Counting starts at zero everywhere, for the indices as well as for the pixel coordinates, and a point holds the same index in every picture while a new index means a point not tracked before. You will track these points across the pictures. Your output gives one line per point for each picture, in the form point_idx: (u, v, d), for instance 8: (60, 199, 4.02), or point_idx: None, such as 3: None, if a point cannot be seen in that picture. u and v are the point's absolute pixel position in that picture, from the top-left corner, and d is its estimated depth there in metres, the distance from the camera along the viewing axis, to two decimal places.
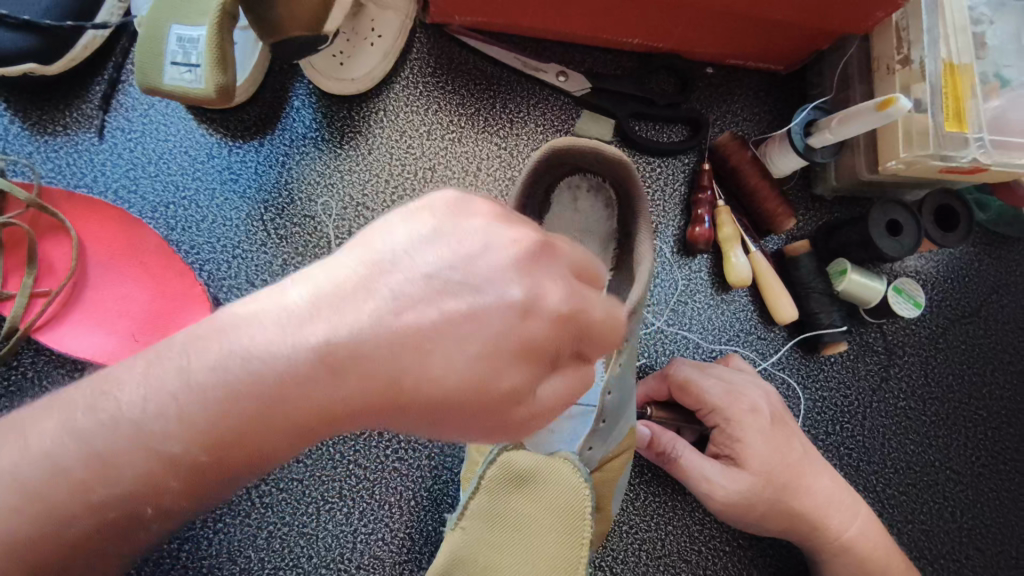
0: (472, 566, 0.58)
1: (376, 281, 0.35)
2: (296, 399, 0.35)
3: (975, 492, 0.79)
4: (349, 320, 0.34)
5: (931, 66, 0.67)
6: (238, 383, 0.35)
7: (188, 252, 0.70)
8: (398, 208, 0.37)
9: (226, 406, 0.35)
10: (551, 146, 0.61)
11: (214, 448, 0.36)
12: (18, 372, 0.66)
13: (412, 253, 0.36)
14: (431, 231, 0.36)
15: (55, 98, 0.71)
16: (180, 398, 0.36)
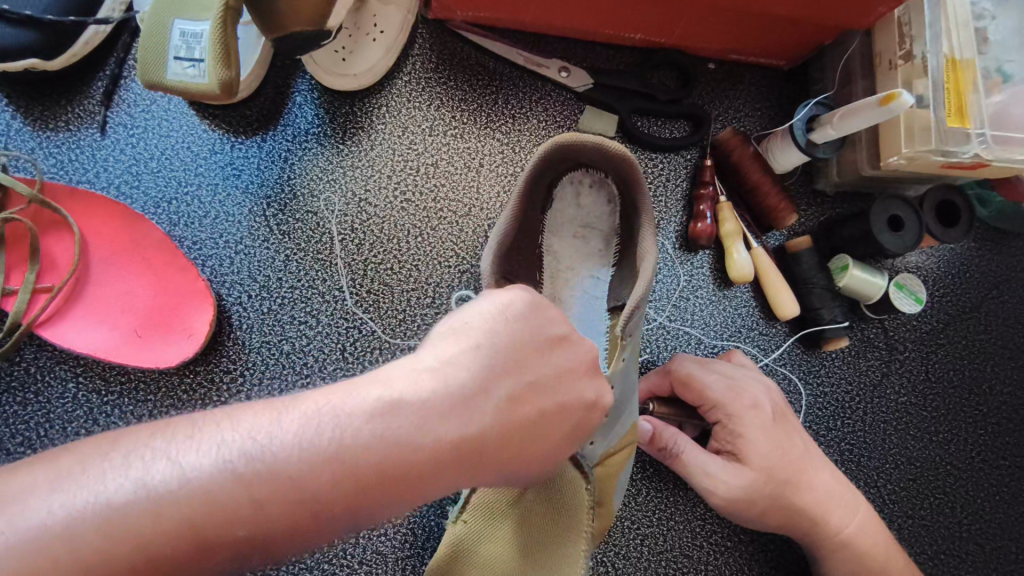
0: (471, 555, 0.62)
1: (476, 345, 0.41)
2: (407, 457, 0.38)
3: (975, 487, 0.79)
4: (474, 421, 0.40)
5: (934, 61, 0.67)
6: (351, 443, 0.37)
7: (191, 248, 0.70)
8: (492, 314, 0.42)
9: (338, 472, 0.37)
10: (562, 140, 0.59)
11: (313, 514, 0.37)
12: (19, 367, 0.66)
13: (514, 361, 0.42)
14: (526, 339, 0.42)
15: (56, 93, 0.71)
16: (280, 467, 0.36)
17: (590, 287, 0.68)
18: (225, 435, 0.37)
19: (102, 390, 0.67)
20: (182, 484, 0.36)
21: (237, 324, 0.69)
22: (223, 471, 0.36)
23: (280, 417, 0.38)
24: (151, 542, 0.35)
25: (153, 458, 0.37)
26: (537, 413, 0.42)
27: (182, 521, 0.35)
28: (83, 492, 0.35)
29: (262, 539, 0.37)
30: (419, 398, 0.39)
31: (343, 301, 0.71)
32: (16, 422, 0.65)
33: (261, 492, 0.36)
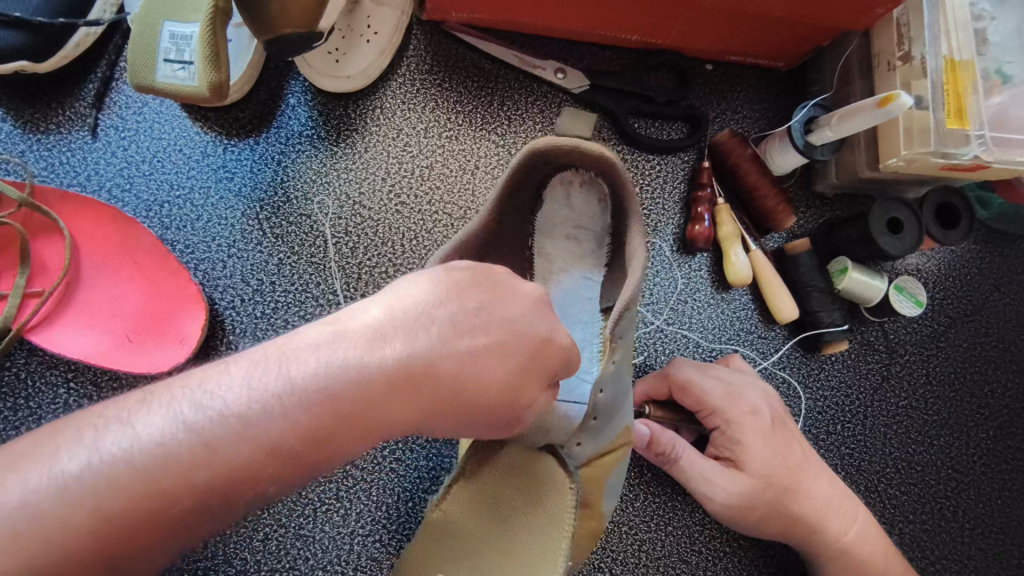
0: (443, 553, 0.59)
1: (415, 284, 0.45)
2: (353, 382, 0.41)
3: (976, 492, 0.78)
4: (420, 344, 0.43)
5: (932, 62, 0.67)
6: (298, 377, 0.41)
7: (183, 251, 0.70)
8: (426, 269, 0.47)
9: (290, 405, 0.40)
10: (535, 147, 0.58)
11: (270, 452, 0.40)
12: (10, 372, 0.66)
13: (451, 298, 0.45)
14: (462, 282, 0.46)
15: (47, 96, 0.71)
16: (226, 413, 0.40)
17: (582, 288, 0.68)
18: (176, 394, 0.41)
19: (94, 396, 0.66)
20: (138, 442, 0.39)
21: (230, 329, 0.69)
22: (176, 424, 0.39)
23: (227, 369, 0.42)
24: (116, 496, 0.38)
25: (111, 428, 0.40)
26: (485, 343, 0.45)
27: (140, 474, 0.38)
28: (55, 467, 0.38)
29: (224, 485, 0.40)
30: (364, 329, 0.43)
31: (338, 305, 0.70)
32: (6, 427, 0.65)
33: (215, 436, 0.39)
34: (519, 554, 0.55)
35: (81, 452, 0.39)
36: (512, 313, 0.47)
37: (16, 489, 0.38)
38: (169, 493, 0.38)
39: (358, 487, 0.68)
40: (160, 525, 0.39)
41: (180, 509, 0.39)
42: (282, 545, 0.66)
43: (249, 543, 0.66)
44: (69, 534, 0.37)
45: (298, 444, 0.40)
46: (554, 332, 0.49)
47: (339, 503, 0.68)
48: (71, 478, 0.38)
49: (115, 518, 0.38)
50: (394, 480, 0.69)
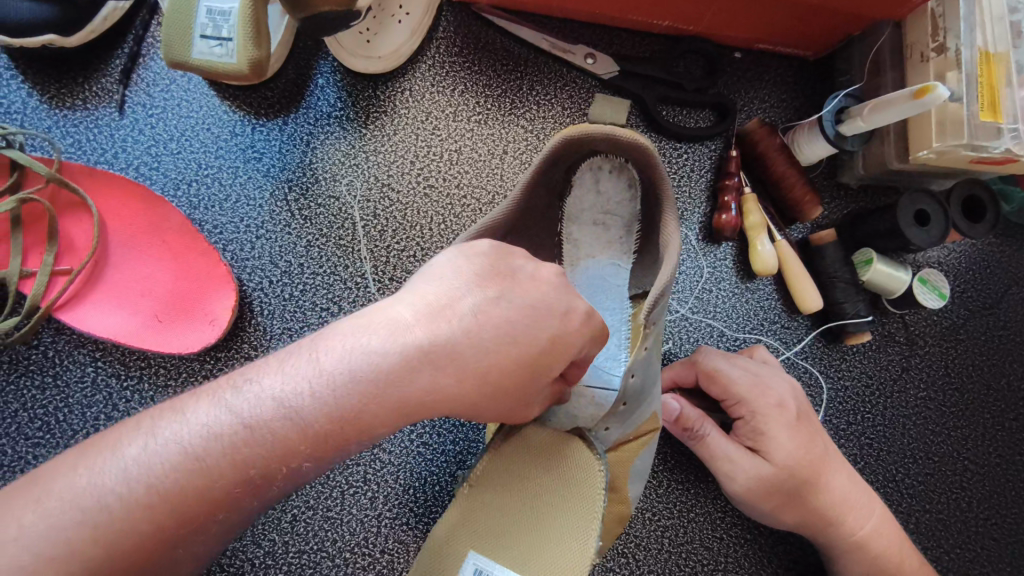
0: (480, 530, 0.57)
1: (437, 278, 0.45)
2: (387, 377, 0.41)
3: (992, 483, 0.79)
4: (445, 330, 0.42)
5: (967, 54, 0.66)
6: (330, 366, 0.41)
7: (212, 232, 0.69)
8: (448, 250, 0.47)
9: (317, 388, 0.41)
10: (568, 135, 0.58)
11: (302, 431, 0.40)
12: (38, 350, 0.65)
13: (470, 291, 0.44)
14: (483, 271, 0.45)
15: (73, 71, 0.69)
16: (269, 399, 0.41)
17: (610, 275, 0.67)
18: (223, 393, 0.42)
19: (122, 375, 0.65)
20: (188, 429, 0.40)
21: (258, 311, 0.68)
22: (223, 414, 0.40)
23: (264, 373, 0.42)
24: (168, 475, 0.39)
25: (165, 417, 0.41)
26: (507, 325, 0.44)
27: (188, 453, 0.39)
28: (120, 457, 0.40)
29: (260, 462, 0.40)
30: (389, 321, 0.43)
31: (366, 288, 0.70)
32: (34, 407, 0.64)
33: (256, 419, 0.40)
34: (554, 532, 0.54)
35: (139, 438, 0.40)
36: (538, 292, 0.46)
37: (89, 473, 0.39)
38: (210, 471, 0.39)
39: (386, 469, 0.68)
40: (205, 509, 0.40)
41: (217, 488, 0.40)
42: (310, 527, 0.66)
43: (277, 525, 0.66)
44: (131, 510, 0.38)
45: (328, 424, 0.40)
46: (572, 309, 0.46)
47: (367, 486, 0.68)
48: (132, 463, 0.39)
49: (172, 495, 0.39)
50: (421, 465, 0.69)
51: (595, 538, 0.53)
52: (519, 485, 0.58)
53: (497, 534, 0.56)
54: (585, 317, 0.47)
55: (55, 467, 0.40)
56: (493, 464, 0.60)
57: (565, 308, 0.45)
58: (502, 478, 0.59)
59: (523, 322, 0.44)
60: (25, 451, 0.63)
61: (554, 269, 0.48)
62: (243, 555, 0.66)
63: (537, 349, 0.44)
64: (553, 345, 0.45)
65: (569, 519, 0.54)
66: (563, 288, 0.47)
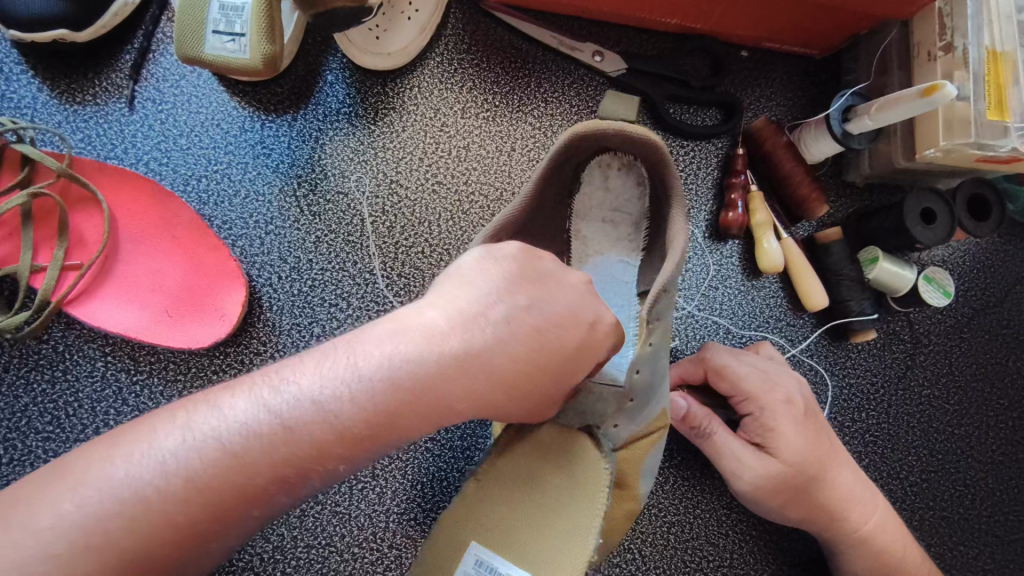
0: (482, 528, 0.57)
1: (466, 285, 0.46)
2: (426, 383, 0.42)
3: (995, 480, 0.79)
4: (479, 336, 0.44)
5: (975, 53, 0.67)
6: (365, 367, 0.42)
7: (221, 227, 0.69)
8: (470, 252, 0.49)
9: (356, 393, 0.41)
10: (579, 132, 0.58)
11: (339, 434, 0.41)
12: (48, 345, 0.65)
13: (500, 296, 0.45)
14: (513, 276, 0.47)
15: (83, 66, 0.70)
16: (306, 398, 0.41)
17: (618, 271, 0.67)
18: (258, 383, 0.42)
19: (132, 369, 0.66)
20: (227, 424, 0.41)
21: (268, 306, 0.68)
22: (261, 411, 0.41)
23: (300, 368, 0.42)
24: (207, 471, 0.39)
25: (201, 411, 0.41)
26: (536, 330, 0.46)
27: (226, 448, 0.40)
28: (155, 447, 0.40)
29: (296, 462, 0.40)
30: (423, 328, 0.43)
31: (375, 284, 0.70)
32: (44, 401, 0.64)
33: (295, 420, 0.40)
34: (554, 530, 0.55)
35: (176, 430, 0.40)
36: (565, 299, 0.48)
37: (123, 465, 0.39)
38: (248, 467, 0.40)
39: (394, 465, 0.68)
40: (243, 501, 0.40)
41: (257, 483, 0.40)
42: (319, 522, 0.67)
43: (286, 520, 0.66)
44: (171, 505, 0.39)
45: (364, 427, 0.41)
46: (598, 318, 0.49)
47: (375, 482, 0.68)
48: (171, 456, 0.40)
49: (211, 490, 0.39)
50: (429, 460, 0.69)
51: (593, 539, 0.53)
52: (529, 483, 0.57)
53: (502, 530, 0.56)
54: (611, 327, 0.50)
55: (87, 455, 0.40)
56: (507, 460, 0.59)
57: (592, 317, 0.49)
58: (511, 473, 0.58)
59: (553, 329, 0.47)
60: (34, 445, 0.63)
61: (577, 276, 0.50)
62: (252, 550, 0.66)
63: (568, 351, 0.47)
64: (581, 349, 0.48)
65: (570, 517, 0.55)
66: (586, 293, 0.50)
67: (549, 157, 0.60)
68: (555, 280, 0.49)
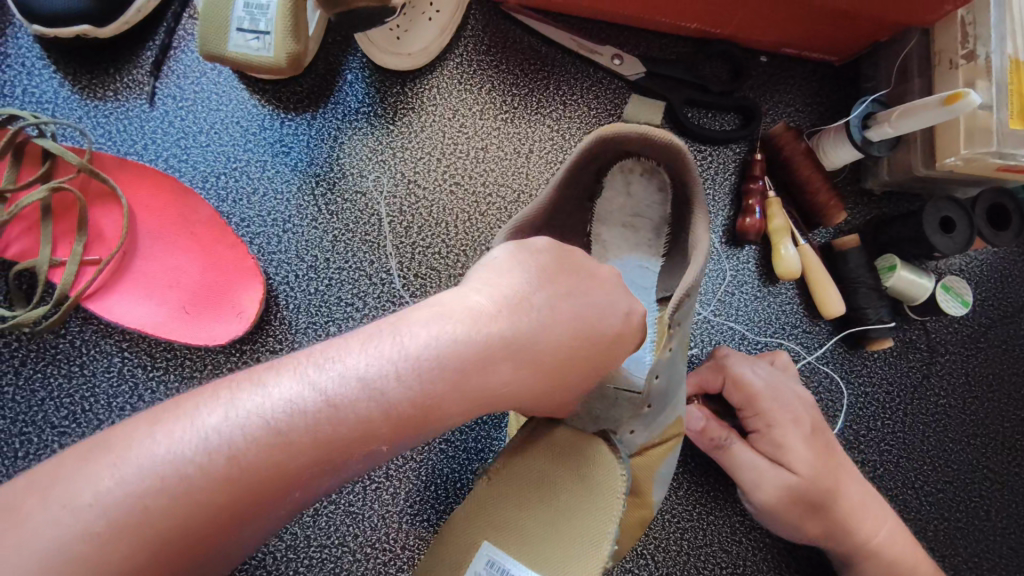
0: (493, 527, 0.54)
1: (504, 273, 0.47)
2: (476, 364, 0.43)
3: (1011, 492, 0.79)
4: (525, 320, 0.45)
5: (997, 62, 0.66)
6: (414, 348, 0.42)
7: (239, 225, 0.69)
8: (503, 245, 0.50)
9: (403, 370, 0.41)
10: (603, 134, 0.58)
11: (386, 412, 0.40)
12: (65, 339, 0.65)
13: (538, 287, 0.47)
14: (552, 266, 0.49)
15: (105, 62, 0.70)
16: (356, 376, 0.40)
17: (636, 275, 0.67)
18: (303, 363, 0.41)
19: (149, 365, 0.66)
20: (271, 402, 0.39)
21: (284, 305, 0.68)
22: (307, 389, 0.40)
23: (346, 347, 0.42)
24: (251, 448, 0.38)
25: (245, 388, 0.40)
26: (577, 318, 0.48)
27: (271, 426, 0.39)
28: (197, 424, 0.39)
29: (343, 445, 0.40)
30: (469, 310, 0.44)
31: (392, 284, 0.70)
32: (60, 395, 0.64)
33: (340, 397, 0.40)
34: (567, 533, 0.53)
35: (218, 407, 0.39)
36: (603, 291, 0.50)
37: (165, 440, 0.38)
38: (294, 446, 0.39)
39: (408, 466, 0.68)
40: (284, 482, 0.39)
41: (299, 463, 0.39)
42: (332, 521, 0.66)
43: (299, 519, 0.66)
44: (212, 482, 0.37)
45: (412, 408, 0.41)
46: (631, 310, 0.51)
47: (389, 482, 0.68)
48: (213, 433, 0.38)
49: (256, 469, 0.38)
50: (443, 461, 0.69)
51: (606, 545, 0.52)
52: (545, 482, 0.56)
53: (515, 529, 0.54)
54: (642, 319, 0.52)
55: (123, 431, 0.39)
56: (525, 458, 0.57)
57: (629, 309, 0.51)
58: (525, 473, 0.56)
59: (590, 319, 0.48)
60: (50, 440, 0.63)
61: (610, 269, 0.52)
62: (264, 548, 0.66)
63: (608, 337, 0.49)
64: (620, 337, 0.50)
65: (584, 521, 0.53)
66: (619, 287, 0.52)
67: (572, 156, 0.59)
68: (592, 276, 0.51)
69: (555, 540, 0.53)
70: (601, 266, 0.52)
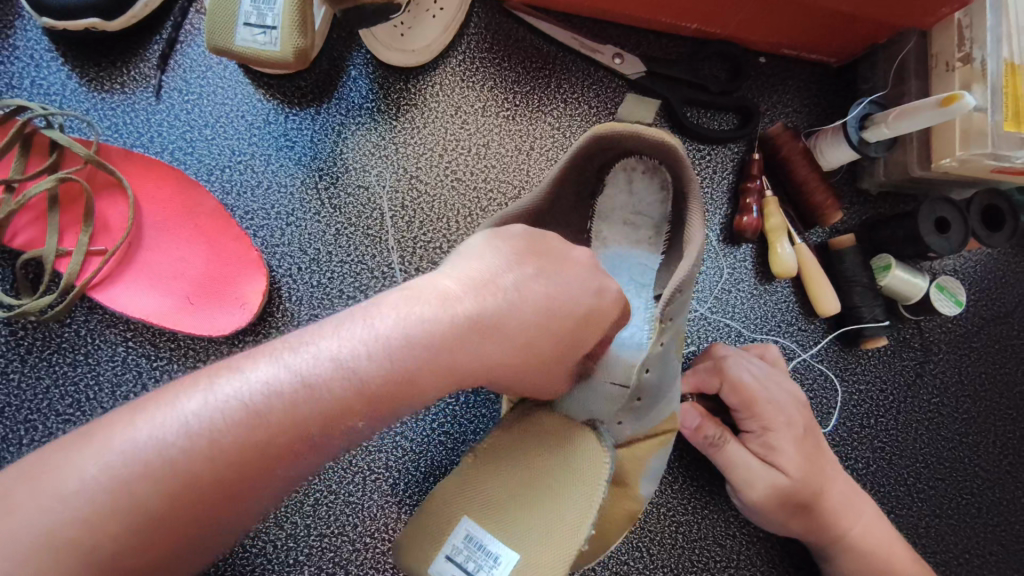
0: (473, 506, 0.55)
1: (477, 257, 0.48)
2: (443, 346, 0.44)
3: (1001, 490, 0.80)
4: (491, 300, 0.46)
5: (993, 66, 0.67)
6: (383, 330, 0.43)
7: (243, 217, 0.70)
8: (476, 235, 0.52)
9: (374, 350, 0.42)
10: (599, 131, 0.59)
11: (360, 390, 0.42)
12: (71, 328, 0.66)
13: (510, 268, 0.48)
14: (520, 248, 0.49)
15: (112, 55, 0.71)
16: (331, 359, 0.42)
17: (634, 270, 0.68)
18: (279, 350, 0.43)
19: (152, 355, 0.66)
20: (248, 387, 0.41)
21: (286, 297, 0.69)
22: (282, 371, 0.41)
23: (319, 334, 0.43)
24: (229, 429, 0.39)
25: (224, 375, 0.42)
26: (548, 299, 0.48)
27: (248, 408, 0.40)
28: (177, 410, 0.40)
29: (320, 422, 0.41)
30: (438, 293, 0.45)
31: (393, 278, 0.71)
32: (65, 383, 0.65)
33: (313, 377, 0.41)
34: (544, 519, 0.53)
35: (198, 393, 0.41)
36: (575, 273, 0.50)
37: (146, 426, 0.39)
38: (273, 426, 0.40)
39: (407, 457, 0.69)
40: (266, 461, 0.40)
41: (280, 442, 0.40)
42: (332, 511, 0.67)
43: (299, 508, 0.67)
44: (196, 463, 0.39)
45: (383, 385, 0.42)
46: (603, 288, 0.51)
47: (388, 473, 0.69)
48: (193, 417, 0.40)
49: (235, 449, 0.39)
50: (443, 453, 0.70)
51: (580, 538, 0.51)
52: (525, 463, 0.56)
53: (496, 507, 0.55)
54: (617, 297, 0.51)
55: (112, 420, 0.40)
56: (507, 442, 0.59)
57: (598, 287, 0.50)
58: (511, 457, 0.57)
59: (559, 300, 0.48)
60: (55, 427, 0.64)
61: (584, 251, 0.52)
62: (264, 537, 0.67)
63: (576, 319, 0.49)
64: (589, 318, 0.50)
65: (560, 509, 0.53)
66: (594, 269, 0.51)
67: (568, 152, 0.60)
68: (566, 258, 0.50)
69: (534, 518, 0.53)
70: (574, 248, 0.51)
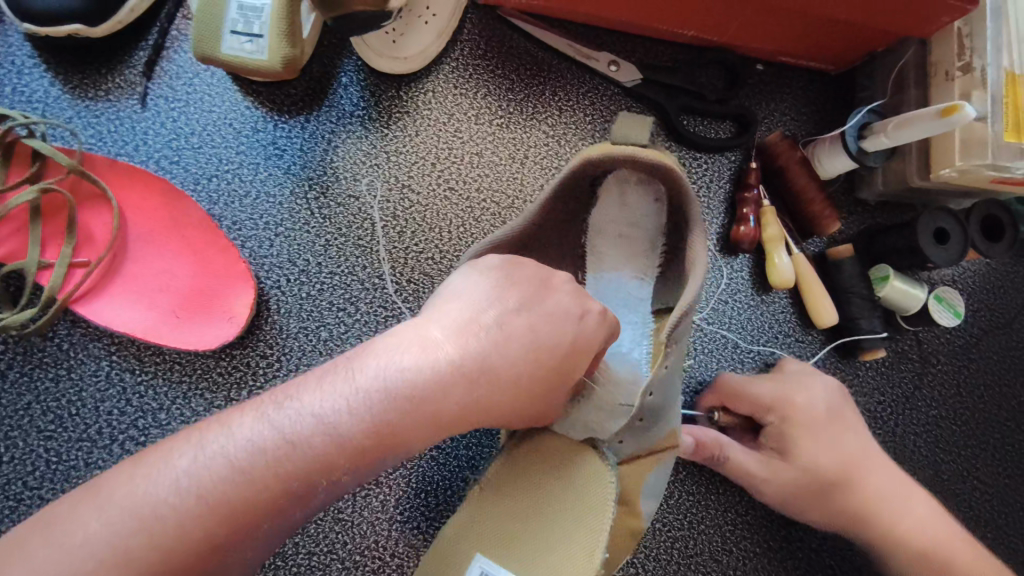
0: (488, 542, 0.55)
1: (461, 295, 0.47)
2: (422, 394, 0.42)
3: (999, 503, 0.79)
4: (473, 342, 0.45)
5: (993, 75, 0.66)
6: (365, 382, 0.42)
7: (231, 228, 0.69)
8: (458, 270, 0.50)
9: (355, 405, 0.41)
10: (585, 157, 0.57)
11: (341, 445, 0.41)
12: (53, 342, 0.65)
13: (501, 301, 0.47)
14: (497, 284, 0.48)
15: (97, 62, 0.69)
16: (315, 415, 0.41)
17: (630, 284, 0.67)
18: (266, 403, 0.42)
19: (137, 369, 0.65)
20: (236, 444, 0.40)
21: (275, 309, 0.68)
22: (266, 429, 0.41)
23: (305, 386, 0.43)
24: (216, 486, 0.39)
25: (211, 430, 0.41)
26: (531, 330, 0.47)
27: (234, 465, 0.40)
28: (168, 469, 0.40)
29: (302, 474, 0.40)
30: (422, 339, 0.44)
31: (384, 290, 0.69)
32: (47, 399, 0.64)
33: (297, 434, 0.40)
34: (557, 554, 0.52)
35: (188, 451, 0.40)
36: (559, 302, 0.49)
37: (149, 481, 0.39)
38: (258, 483, 0.39)
39: (398, 473, 0.68)
40: (255, 516, 0.40)
41: (264, 498, 0.40)
42: (321, 528, 0.66)
43: None
44: (186, 523, 0.38)
45: (367, 438, 0.41)
46: (587, 310, 0.50)
47: (378, 488, 0.67)
48: (183, 475, 0.39)
49: (223, 506, 0.39)
50: (433, 468, 0.68)
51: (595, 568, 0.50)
52: (528, 490, 0.56)
53: (507, 540, 0.54)
54: (599, 316, 0.50)
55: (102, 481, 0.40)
56: (505, 469, 0.59)
57: (582, 311, 0.49)
58: (516, 487, 0.57)
59: (545, 330, 0.47)
60: (36, 444, 0.63)
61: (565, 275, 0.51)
62: None
63: (562, 350, 0.48)
64: (575, 347, 0.49)
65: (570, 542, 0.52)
66: (575, 293, 0.50)
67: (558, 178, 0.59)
68: (546, 285, 0.49)
69: (546, 549, 0.52)
70: (555, 273, 0.51)
